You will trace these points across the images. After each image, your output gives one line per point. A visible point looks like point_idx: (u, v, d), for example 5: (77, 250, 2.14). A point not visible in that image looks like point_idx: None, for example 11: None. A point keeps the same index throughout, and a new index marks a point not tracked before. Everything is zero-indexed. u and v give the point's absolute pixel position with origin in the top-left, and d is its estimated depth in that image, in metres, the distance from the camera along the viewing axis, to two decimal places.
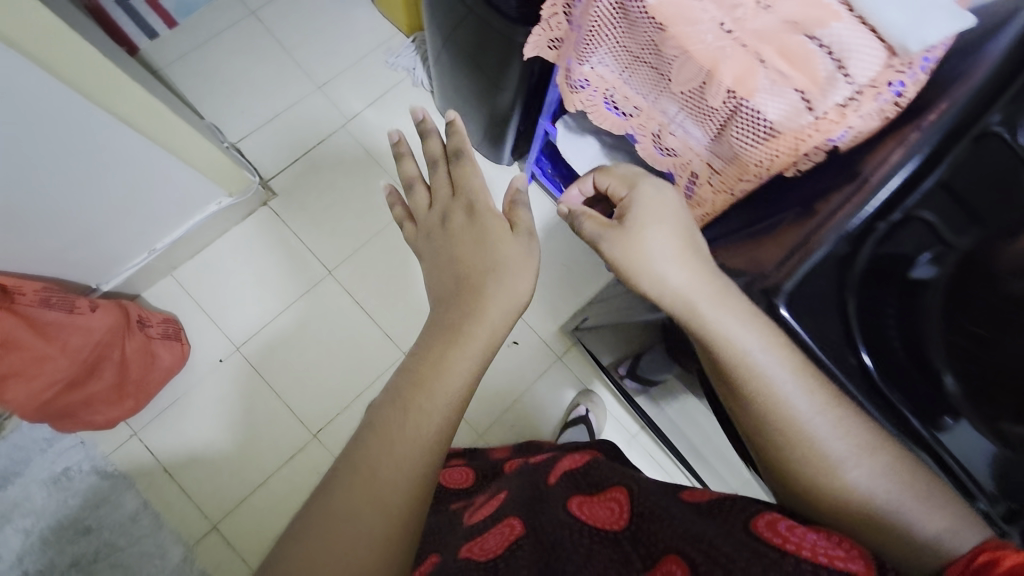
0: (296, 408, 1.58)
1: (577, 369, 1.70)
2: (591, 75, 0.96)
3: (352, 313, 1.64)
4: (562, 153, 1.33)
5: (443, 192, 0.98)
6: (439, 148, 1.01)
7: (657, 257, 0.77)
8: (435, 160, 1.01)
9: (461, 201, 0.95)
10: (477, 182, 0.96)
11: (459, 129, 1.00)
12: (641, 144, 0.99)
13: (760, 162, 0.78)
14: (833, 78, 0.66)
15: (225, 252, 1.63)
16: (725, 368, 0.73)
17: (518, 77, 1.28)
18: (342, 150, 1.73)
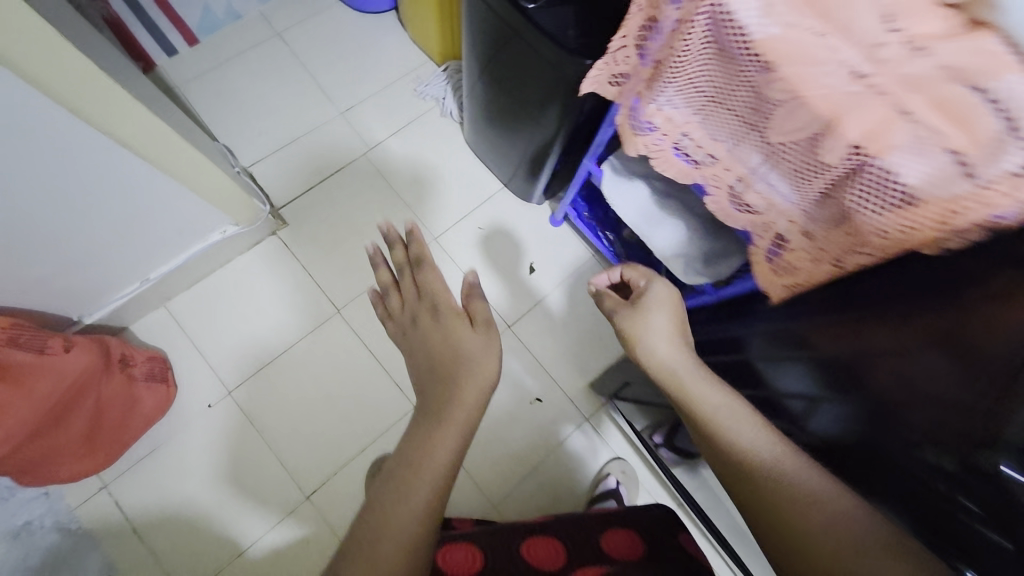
0: (289, 464, 1.40)
1: (605, 432, 1.53)
2: (657, 118, 0.84)
3: (359, 358, 1.48)
4: (607, 197, 1.21)
5: (411, 296, 0.90)
6: (402, 254, 0.91)
7: (654, 337, 0.90)
8: (404, 264, 0.92)
9: (426, 306, 0.87)
10: (442, 289, 0.87)
11: (418, 235, 0.91)
12: (713, 197, 0.87)
13: (885, 233, 0.64)
14: (1003, 140, 0.51)
15: (226, 284, 1.49)
16: (706, 428, 0.79)
17: (563, 112, 1.16)
18: (361, 180, 1.61)
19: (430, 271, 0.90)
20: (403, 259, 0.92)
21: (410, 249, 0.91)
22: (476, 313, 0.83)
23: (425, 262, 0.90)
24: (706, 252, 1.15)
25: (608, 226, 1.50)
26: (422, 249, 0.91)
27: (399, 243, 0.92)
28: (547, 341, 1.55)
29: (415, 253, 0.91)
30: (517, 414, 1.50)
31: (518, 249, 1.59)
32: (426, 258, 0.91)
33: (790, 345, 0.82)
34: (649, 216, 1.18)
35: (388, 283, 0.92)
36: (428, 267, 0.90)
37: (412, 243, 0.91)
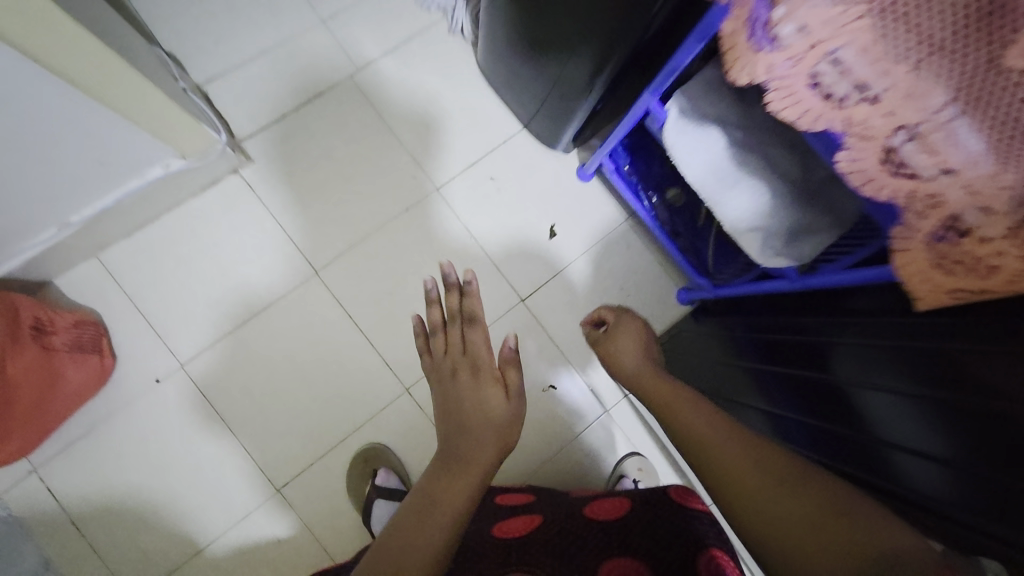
0: (255, 452, 1.17)
1: (627, 424, 1.32)
2: (793, 24, 0.55)
3: (340, 331, 1.22)
4: (667, 149, 0.93)
5: (451, 348, 0.81)
6: (454, 302, 0.86)
7: (630, 361, 0.86)
8: (454, 313, 0.85)
9: (464, 361, 0.78)
10: (483, 349, 0.79)
11: (475, 290, 0.86)
12: (850, 150, 0.60)
13: None
14: None
15: (176, 232, 1.19)
16: (693, 435, 0.68)
17: (622, 31, 0.85)
18: (345, 111, 1.29)
19: (477, 332, 0.82)
20: (455, 308, 0.85)
21: (465, 300, 0.86)
22: (511, 384, 0.75)
23: (477, 320, 0.84)
24: (791, 226, 0.90)
25: (651, 186, 1.24)
26: (476, 305, 0.85)
27: (456, 290, 0.86)
28: (567, 319, 1.31)
29: (468, 306, 0.85)
30: (528, 401, 1.28)
31: (537, 207, 1.32)
32: (478, 317, 0.84)
33: (899, 377, 0.70)
34: (721, 175, 0.91)
35: (432, 323, 0.84)
36: (477, 324, 0.83)
37: (468, 297, 0.86)
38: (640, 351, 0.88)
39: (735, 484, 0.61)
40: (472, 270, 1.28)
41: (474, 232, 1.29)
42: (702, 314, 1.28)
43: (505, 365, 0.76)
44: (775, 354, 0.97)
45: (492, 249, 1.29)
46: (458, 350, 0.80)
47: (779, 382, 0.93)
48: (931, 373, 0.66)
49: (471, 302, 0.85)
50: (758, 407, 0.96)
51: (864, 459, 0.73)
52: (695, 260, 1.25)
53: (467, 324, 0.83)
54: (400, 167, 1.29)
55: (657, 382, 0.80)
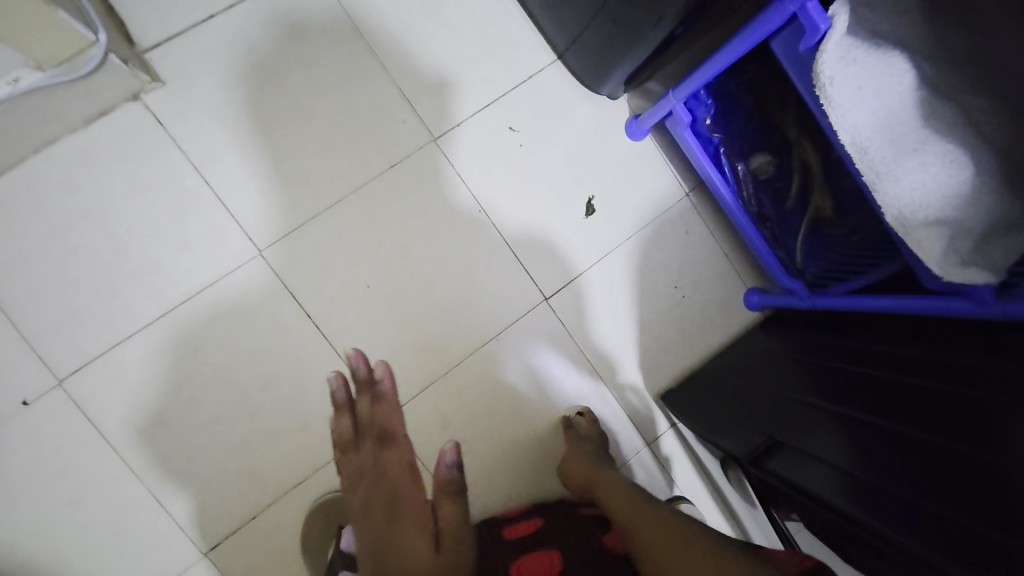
0: (169, 504, 0.84)
1: (677, 461, 1.00)
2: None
3: (291, 336, 0.87)
4: (817, 84, 0.59)
5: (365, 460, 0.78)
6: (367, 406, 0.82)
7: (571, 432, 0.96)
8: (366, 424, 0.81)
9: (380, 494, 0.73)
10: (395, 473, 0.76)
11: (388, 386, 0.83)
12: None
13: None
14: None
15: (41, 187, 0.80)
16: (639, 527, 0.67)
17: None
18: (304, 16, 0.87)
19: (391, 450, 0.78)
20: (366, 414, 0.82)
21: (376, 404, 0.82)
22: (443, 515, 0.70)
23: (391, 437, 0.80)
24: (993, 223, 0.57)
25: (736, 150, 0.91)
26: (388, 414, 0.81)
27: (366, 389, 0.83)
28: (603, 327, 0.98)
29: (381, 414, 0.82)
30: (548, 434, 0.95)
31: (569, 173, 0.96)
32: (393, 431, 0.80)
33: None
34: (894, 133, 0.58)
35: (347, 435, 0.81)
36: (389, 442, 0.79)
37: (377, 400, 0.83)
38: (586, 461, 0.85)
39: (642, 545, 0.65)
40: (479, 255, 0.93)
41: (483, 202, 0.93)
42: (779, 325, 0.97)
43: (440, 496, 0.72)
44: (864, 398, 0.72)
45: (506, 228, 0.94)
46: (380, 474, 0.76)
47: (866, 434, 0.67)
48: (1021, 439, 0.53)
49: (380, 407, 0.82)
50: (812, 450, 0.72)
51: (966, 551, 0.52)
52: (780, 254, 0.93)
53: (380, 442, 0.79)
54: (382, 105, 0.90)
55: (612, 487, 0.77)
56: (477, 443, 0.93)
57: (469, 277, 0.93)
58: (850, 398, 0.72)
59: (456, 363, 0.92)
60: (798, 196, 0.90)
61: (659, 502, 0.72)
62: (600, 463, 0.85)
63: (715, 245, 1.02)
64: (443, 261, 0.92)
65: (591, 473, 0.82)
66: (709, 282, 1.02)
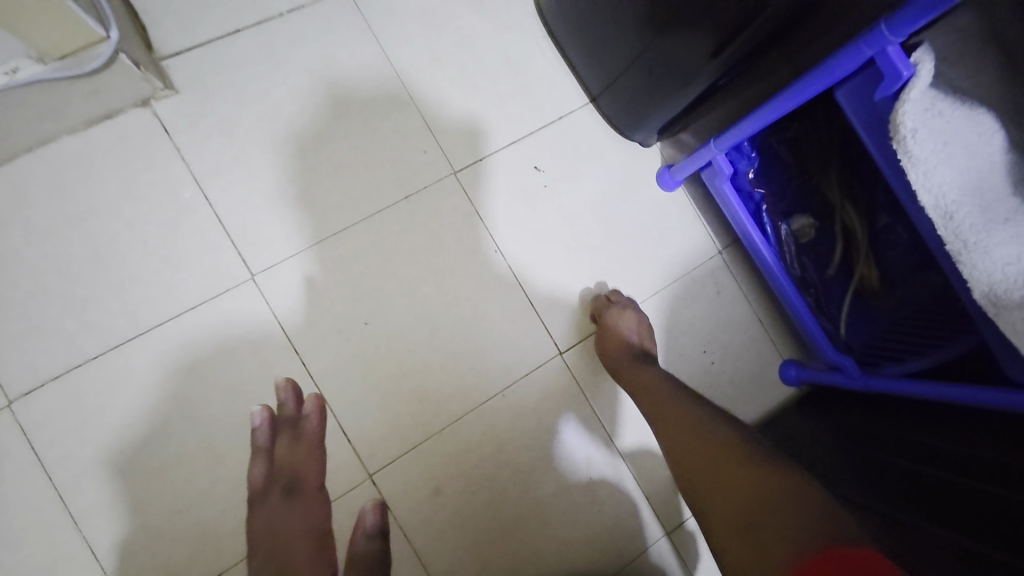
0: (108, 563, 0.71)
1: (697, 554, 0.87)
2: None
3: (276, 374, 0.77)
4: (897, 137, 0.52)
5: (267, 526, 0.69)
6: (283, 449, 0.72)
7: (576, 515, 0.83)
8: (278, 470, 0.72)
9: (272, 569, 0.66)
10: (298, 533, 0.69)
11: (315, 422, 0.74)
12: None
13: None
14: None
15: (28, 188, 0.74)
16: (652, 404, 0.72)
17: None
18: (334, 39, 0.85)
19: (298, 507, 0.70)
20: (283, 457, 0.72)
21: (295, 446, 0.72)
22: None
23: (302, 488, 0.72)
24: None
25: (778, 209, 0.84)
26: (303, 461, 0.72)
27: (290, 424, 0.73)
28: (622, 390, 0.87)
29: (295, 459, 0.72)
30: (552, 512, 0.83)
31: (594, 217, 0.90)
32: (305, 483, 0.71)
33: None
34: (983, 196, 0.51)
35: (259, 485, 0.72)
36: (300, 495, 0.71)
37: (297, 440, 0.72)
38: (620, 342, 0.81)
39: (664, 435, 0.68)
40: (491, 300, 0.85)
41: (498, 241, 0.86)
42: (823, 406, 0.86)
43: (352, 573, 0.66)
44: (950, 514, 0.61)
45: (523, 273, 0.86)
46: (281, 531, 0.69)
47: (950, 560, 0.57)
48: None
49: (298, 451, 0.72)
50: None
51: None
52: (826, 324, 0.82)
53: (288, 492, 0.71)
54: (403, 133, 0.85)
55: (635, 370, 0.78)
56: (470, 515, 0.80)
57: (476, 322, 0.84)
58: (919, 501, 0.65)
59: (455, 418, 0.82)
60: (840, 263, 0.83)
61: (676, 384, 0.74)
62: (637, 348, 0.81)
63: (747, 308, 0.93)
64: (451, 302, 0.83)
65: (634, 375, 0.77)
66: (743, 350, 0.92)
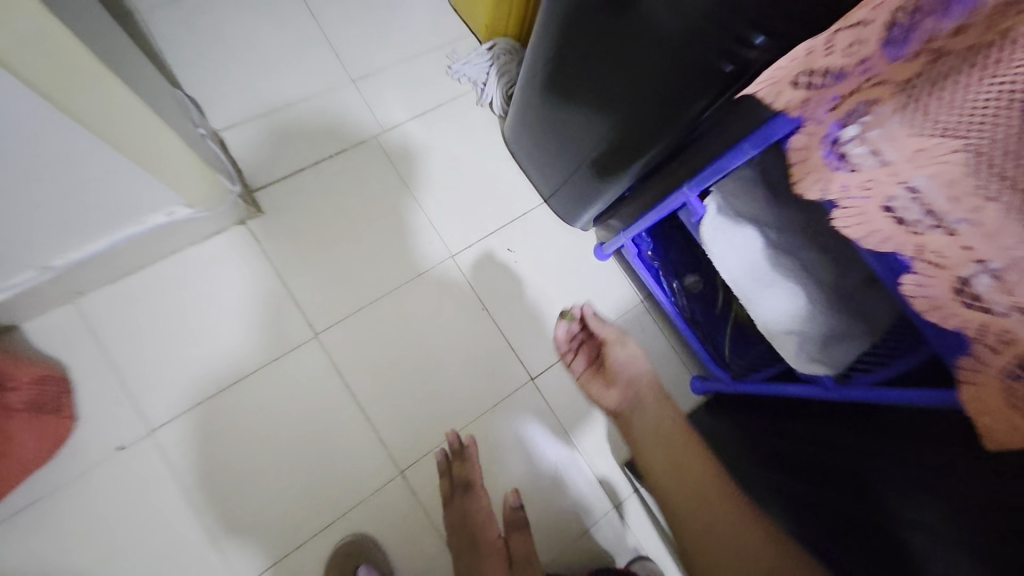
0: (219, 543, 1.02)
1: (638, 524, 1.19)
2: (862, 67, 0.55)
3: (333, 403, 1.11)
4: (704, 243, 0.92)
5: (455, 509, 1.05)
6: (459, 468, 1.08)
7: (547, 495, 1.16)
8: (457, 480, 1.07)
9: (465, 539, 1.03)
10: (478, 515, 1.05)
11: (474, 453, 1.09)
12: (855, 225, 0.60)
13: None
14: None
15: (165, 283, 1.10)
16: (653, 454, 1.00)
17: (674, 99, 0.81)
18: (366, 171, 1.24)
19: (474, 499, 1.05)
20: (461, 474, 1.07)
21: (466, 466, 1.08)
22: (515, 549, 1.02)
23: (476, 488, 1.06)
24: (828, 332, 0.87)
25: (673, 272, 1.23)
26: (473, 471, 1.07)
27: (461, 454, 1.10)
28: (577, 404, 1.22)
29: (468, 471, 1.07)
30: (531, 494, 1.15)
31: (551, 281, 1.28)
32: (475, 485, 1.06)
33: (956, 522, 0.68)
34: (758, 275, 0.90)
35: (446, 492, 1.07)
36: (475, 493, 1.06)
37: (468, 462, 1.08)
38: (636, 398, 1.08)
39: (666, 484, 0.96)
40: (481, 344, 1.21)
41: (485, 301, 1.23)
42: (718, 408, 1.22)
43: (511, 531, 1.05)
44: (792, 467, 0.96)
45: (503, 323, 1.23)
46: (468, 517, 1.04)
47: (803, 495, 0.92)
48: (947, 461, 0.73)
49: (470, 468, 1.07)
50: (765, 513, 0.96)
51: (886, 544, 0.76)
52: (711, 350, 1.21)
53: (466, 492, 1.06)
54: (416, 230, 1.24)
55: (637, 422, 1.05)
56: None
57: (472, 361, 1.19)
58: (776, 459, 1.00)
59: (459, 429, 1.15)
60: (721, 305, 1.21)
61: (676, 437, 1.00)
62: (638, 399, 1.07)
63: (664, 340, 1.31)
64: (453, 346, 1.19)
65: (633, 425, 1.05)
66: (662, 371, 1.29)
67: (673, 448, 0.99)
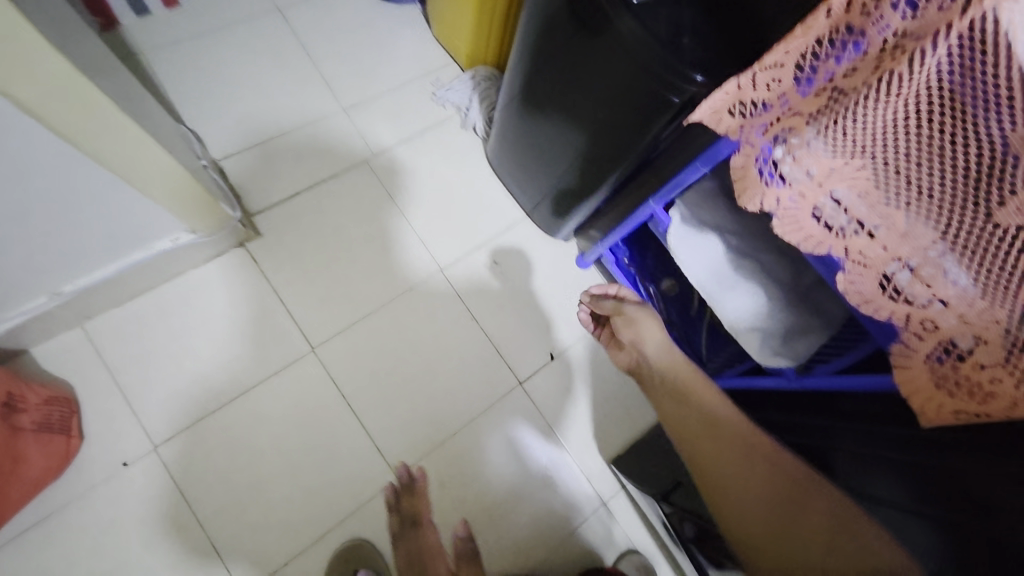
0: (223, 552, 1.06)
1: (627, 519, 1.25)
2: (781, 100, 0.65)
3: (332, 413, 1.17)
4: (671, 250, 1.01)
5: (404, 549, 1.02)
6: (408, 500, 1.09)
7: (539, 495, 1.22)
8: (405, 514, 1.07)
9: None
10: (428, 556, 1.00)
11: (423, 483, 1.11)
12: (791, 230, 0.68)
13: (968, 294, 0.57)
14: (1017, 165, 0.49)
15: (168, 304, 1.16)
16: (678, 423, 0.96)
17: (637, 124, 0.89)
18: (357, 192, 1.32)
19: (424, 533, 1.05)
20: (409, 507, 1.08)
21: (416, 498, 1.09)
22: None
23: (423, 521, 1.06)
24: (786, 328, 0.95)
25: (650, 278, 1.31)
26: (421, 502, 1.09)
27: (410, 486, 1.10)
28: (564, 406, 1.29)
29: (417, 503, 1.09)
30: (523, 494, 1.21)
31: (536, 290, 1.35)
32: (422, 518, 1.06)
33: (912, 496, 0.73)
34: (721, 277, 0.97)
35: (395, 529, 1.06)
36: (423, 526, 1.06)
37: (417, 493, 1.09)
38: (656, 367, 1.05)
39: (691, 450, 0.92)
40: (471, 352, 1.27)
41: (473, 311, 1.30)
42: None
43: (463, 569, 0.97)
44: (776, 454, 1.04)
45: (491, 332, 1.30)
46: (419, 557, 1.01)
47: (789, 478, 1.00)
48: (912, 443, 0.77)
49: (420, 500, 1.09)
50: None
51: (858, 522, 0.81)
52: (688, 349, 1.28)
53: (415, 526, 1.06)
54: (406, 247, 1.31)
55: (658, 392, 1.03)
56: (469, 502, 1.18)
57: (463, 369, 1.26)
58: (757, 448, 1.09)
59: (453, 434, 1.21)
60: (696, 308, 1.29)
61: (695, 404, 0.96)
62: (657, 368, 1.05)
63: None
64: (445, 355, 1.26)
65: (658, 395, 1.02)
66: None
67: (692, 413, 0.95)
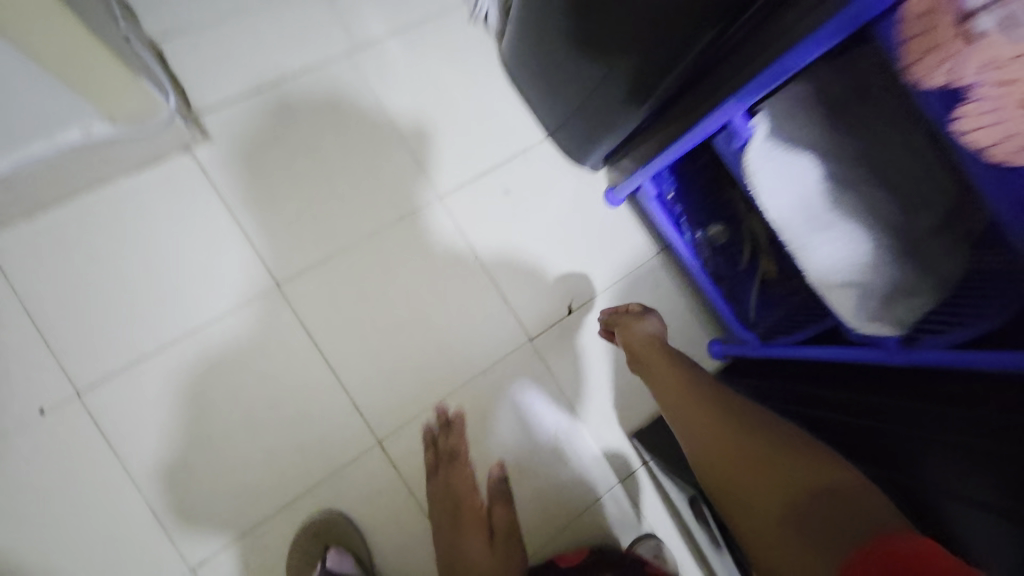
0: (168, 522, 0.89)
1: (648, 499, 1.07)
2: None
3: (300, 365, 0.96)
4: (749, 173, 0.77)
5: (438, 480, 0.94)
6: (444, 439, 0.96)
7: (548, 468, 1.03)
8: (441, 451, 0.95)
9: (445, 511, 0.92)
10: (464, 488, 0.94)
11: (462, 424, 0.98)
12: None
13: None
14: None
15: (94, 220, 0.92)
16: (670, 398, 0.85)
17: None
18: (336, 93, 1.05)
19: (458, 469, 0.94)
20: (445, 445, 0.96)
21: (452, 438, 0.96)
22: (498, 524, 0.92)
23: (459, 459, 0.95)
24: (895, 286, 0.73)
25: (696, 220, 1.07)
26: (457, 440, 0.96)
27: (446, 424, 0.98)
28: (580, 368, 1.08)
29: (452, 442, 0.96)
30: (529, 467, 1.02)
31: (554, 230, 1.11)
32: (460, 455, 0.95)
33: (1004, 495, 0.60)
34: (813, 213, 0.75)
35: (429, 464, 0.95)
36: (458, 463, 0.94)
37: (453, 433, 0.97)
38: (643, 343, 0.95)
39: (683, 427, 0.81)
40: (472, 299, 1.05)
41: (477, 250, 1.06)
42: (738, 375, 1.09)
43: (495, 504, 0.94)
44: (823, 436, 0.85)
45: (498, 276, 1.07)
46: (453, 488, 0.93)
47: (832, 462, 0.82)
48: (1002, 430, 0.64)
49: (456, 440, 0.96)
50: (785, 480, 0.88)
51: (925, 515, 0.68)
52: (735, 309, 1.06)
53: (450, 463, 0.94)
54: (397, 165, 1.05)
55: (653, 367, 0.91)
56: None
57: (462, 320, 1.04)
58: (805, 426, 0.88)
59: (446, 395, 1.01)
60: (749, 260, 1.05)
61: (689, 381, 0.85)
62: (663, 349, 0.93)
63: (680, 299, 1.15)
64: (441, 302, 1.03)
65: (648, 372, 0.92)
66: (676, 334, 1.14)
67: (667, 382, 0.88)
